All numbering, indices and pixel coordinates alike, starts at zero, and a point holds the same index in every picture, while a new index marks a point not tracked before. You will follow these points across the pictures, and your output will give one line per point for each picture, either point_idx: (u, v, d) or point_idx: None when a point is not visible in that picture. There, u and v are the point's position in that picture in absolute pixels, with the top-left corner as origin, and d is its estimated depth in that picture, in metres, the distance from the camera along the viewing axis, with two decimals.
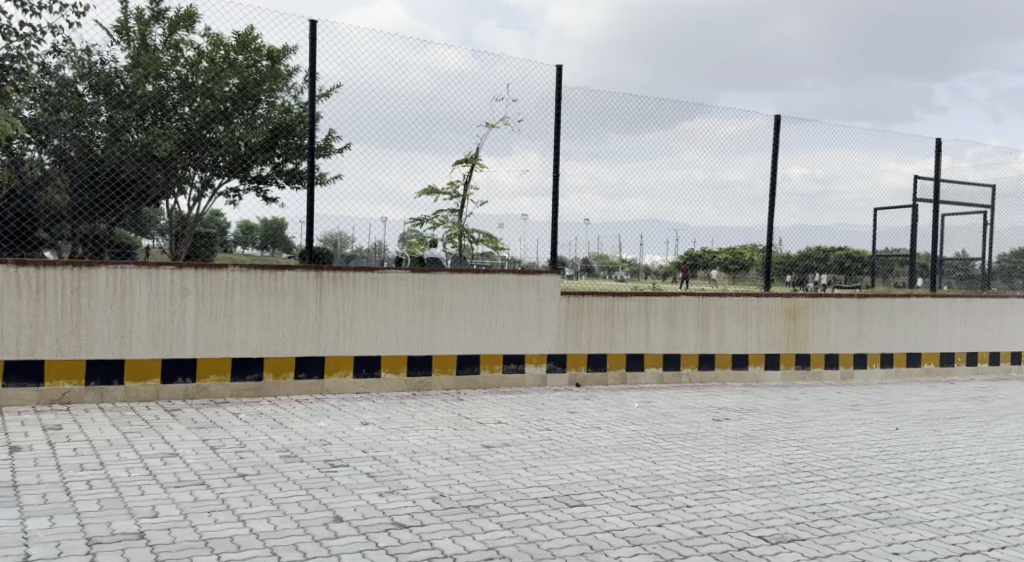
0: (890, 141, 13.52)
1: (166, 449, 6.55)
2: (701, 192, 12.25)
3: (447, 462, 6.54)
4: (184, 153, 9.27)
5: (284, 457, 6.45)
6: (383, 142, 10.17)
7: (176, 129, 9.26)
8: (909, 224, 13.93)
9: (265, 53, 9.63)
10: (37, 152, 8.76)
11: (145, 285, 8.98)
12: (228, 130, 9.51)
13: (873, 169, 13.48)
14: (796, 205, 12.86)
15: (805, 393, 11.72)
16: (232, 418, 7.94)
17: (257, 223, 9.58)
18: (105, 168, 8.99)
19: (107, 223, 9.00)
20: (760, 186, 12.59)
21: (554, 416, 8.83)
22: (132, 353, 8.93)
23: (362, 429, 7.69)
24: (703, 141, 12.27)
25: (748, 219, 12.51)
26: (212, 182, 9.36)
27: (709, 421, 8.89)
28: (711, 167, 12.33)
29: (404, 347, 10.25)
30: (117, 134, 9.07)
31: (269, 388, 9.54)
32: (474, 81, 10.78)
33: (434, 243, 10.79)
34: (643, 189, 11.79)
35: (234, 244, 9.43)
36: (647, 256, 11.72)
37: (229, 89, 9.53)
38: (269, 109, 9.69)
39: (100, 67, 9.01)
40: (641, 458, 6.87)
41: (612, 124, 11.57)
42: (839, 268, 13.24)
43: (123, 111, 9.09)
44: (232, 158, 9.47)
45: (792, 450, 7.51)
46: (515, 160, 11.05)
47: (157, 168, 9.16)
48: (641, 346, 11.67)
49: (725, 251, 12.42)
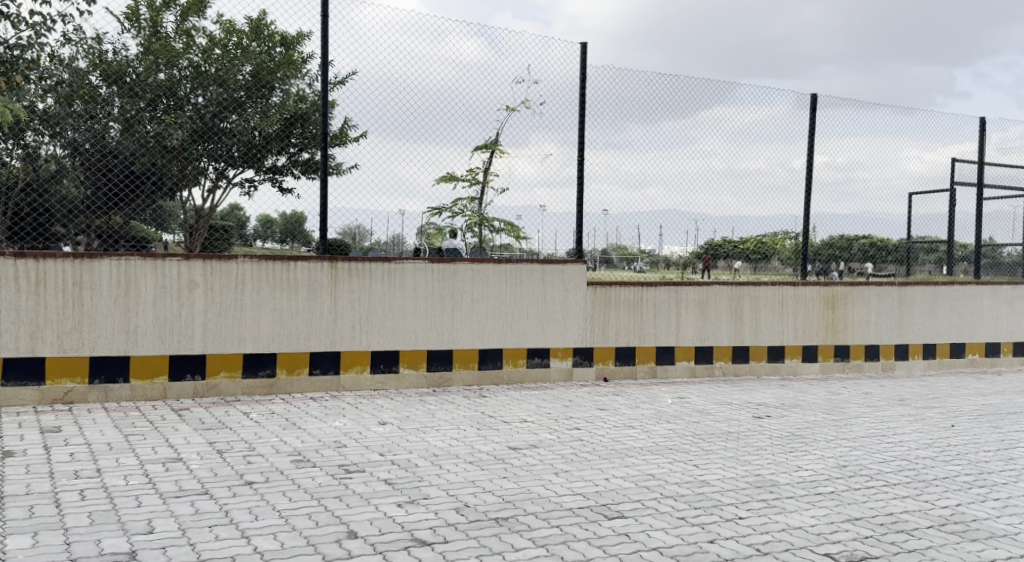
0: (921, 129, 12.94)
1: (169, 454, 6.07)
2: (721, 182, 11.69)
3: (472, 466, 6.04)
4: (200, 144, 8.59)
5: (295, 462, 5.96)
6: (399, 133, 9.73)
7: (190, 118, 8.60)
8: (948, 211, 13.36)
9: (278, 39, 9.07)
10: (51, 146, 8.18)
11: (150, 278, 8.54)
12: (242, 119, 8.83)
13: (895, 156, 12.84)
14: (828, 194, 12.26)
15: (847, 387, 11.16)
16: (241, 418, 7.47)
17: (278, 217, 9.09)
18: (121, 162, 8.34)
19: (122, 216, 8.43)
20: (783, 176, 11.99)
21: (584, 413, 8.33)
22: (137, 349, 8.49)
23: (380, 429, 7.20)
24: (728, 129, 11.73)
25: (766, 209, 11.92)
26: (226, 173, 8.67)
27: (750, 419, 8.38)
28: (731, 156, 11.78)
29: (424, 341, 9.75)
30: (132, 126, 8.40)
31: (282, 385, 9.08)
32: (495, 65, 10.33)
33: (453, 233, 10.29)
34: (661, 178, 11.25)
35: (255, 238, 8.97)
36: (666, 246, 11.16)
37: (243, 76, 8.91)
38: (283, 97, 9.02)
39: (112, 57, 8.43)
40: (682, 462, 6.38)
41: (635, 109, 11.03)
42: (862, 257, 12.50)
43: (135, 100, 8.45)
44: (245, 148, 8.80)
45: (843, 454, 6.98)
46: (533, 150, 10.47)
47: (173, 158, 8.41)
48: (671, 339, 11.14)
49: (745, 241, 11.78)
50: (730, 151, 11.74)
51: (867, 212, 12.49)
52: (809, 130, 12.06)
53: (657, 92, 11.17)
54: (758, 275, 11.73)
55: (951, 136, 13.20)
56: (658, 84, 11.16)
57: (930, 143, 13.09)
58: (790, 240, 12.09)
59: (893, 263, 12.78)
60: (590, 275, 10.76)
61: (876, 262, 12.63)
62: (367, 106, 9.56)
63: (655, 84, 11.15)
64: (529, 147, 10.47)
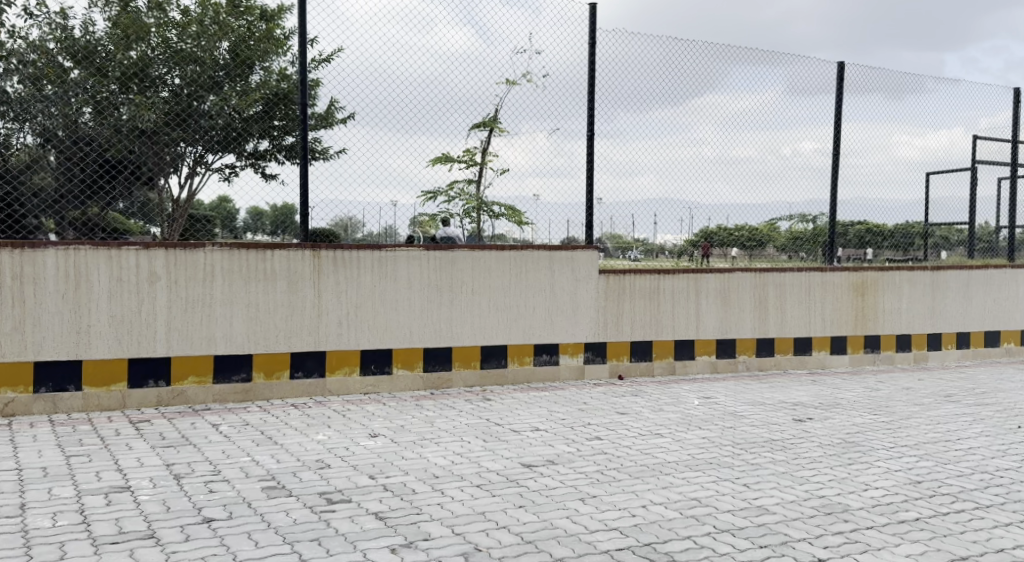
0: (929, 111, 11.78)
1: (115, 481, 5.01)
2: (713, 170, 10.47)
3: (480, 491, 5.00)
4: (177, 126, 7.74)
5: (266, 490, 4.92)
6: (388, 119, 8.66)
7: (166, 100, 7.75)
8: (969, 194, 12.28)
9: (257, 13, 8.19)
10: (22, 133, 7.29)
11: (104, 271, 7.48)
12: (220, 100, 7.97)
13: (885, 141, 11.45)
14: (849, 178, 11.19)
15: (883, 383, 10.18)
16: (209, 432, 6.42)
17: (268, 208, 8.10)
18: (95, 146, 7.47)
19: (99, 205, 7.53)
20: (773, 164, 10.82)
21: (604, 419, 7.32)
22: (91, 353, 7.43)
23: (372, 443, 6.17)
24: (715, 118, 10.46)
25: (761, 196, 10.76)
26: (204, 159, 7.82)
27: (791, 423, 7.40)
28: (722, 144, 10.52)
29: (420, 338, 8.72)
30: (106, 109, 7.55)
31: (260, 390, 8.03)
32: (498, 29, 9.25)
33: (448, 220, 9.16)
34: (653, 167, 10.08)
35: (244, 231, 8.00)
36: (661, 235, 10.09)
37: (220, 54, 8.00)
38: (265, 76, 8.16)
39: (80, 33, 7.56)
40: (729, 481, 5.38)
41: (639, 93, 9.97)
42: (858, 243, 11.29)
43: (102, 78, 7.58)
44: (224, 131, 7.94)
45: (913, 466, 5.99)
46: (525, 140, 9.44)
47: (149, 145, 7.63)
48: (691, 331, 10.15)
49: (741, 228, 10.65)
50: (739, 134, 10.63)
51: (897, 198, 11.54)
52: (836, 110, 11.07)
53: (665, 75, 10.13)
54: (782, 263, 10.71)
55: (961, 115, 12.03)
56: (667, 64, 10.12)
57: (938, 125, 11.89)
58: (804, 224, 10.94)
59: (885, 250, 11.57)
60: (606, 263, 9.73)
61: (875, 248, 11.47)
62: (356, 84, 8.51)
63: (663, 65, 10.10)
64: (523, 135, 9.43)
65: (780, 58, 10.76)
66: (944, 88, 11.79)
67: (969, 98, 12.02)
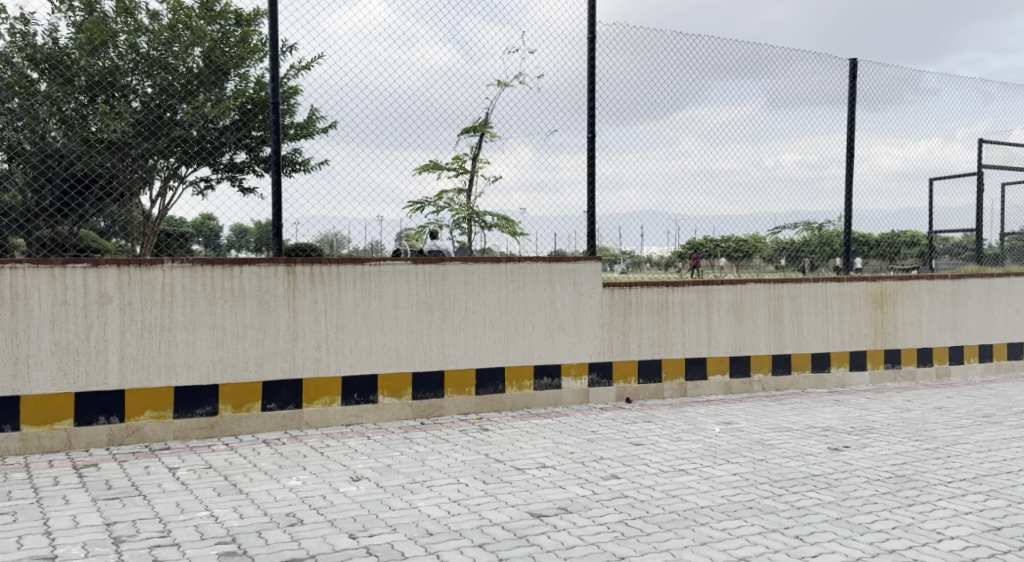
0: (909, 121, 10.72)
1: (39, 551, 4.11)
2: (696, 183, 9.51)
3: (484, 554, 4.13)
4: (149, 139, 6.88)
5: (224, 558, 4.03)
6: (360, 130, 7.71)
7: (136, 111, 6.85)
8: (976, 201, 11.33)
9: (232, 17, 7.34)
10: None
11: (45, 292, 6.59)
12: (193, 108, 7.12)
13: (867, 150, 10.43)
14: (864, 187, 10.39)
15: (913, 401, 9.35)
16: (163, 479, 5.52)
17: (253, 226, 7.34)
18: (65, 162, 6.52)
19: (70, 223, 6.63)
20: (756, 175, 9.83)
21: (618, 452, 6.46)
22: (31, 388, 6.54)
23: (354, 490, 5.29)
24: (702, 129, 9.57)
25: (746, 207, 9.74)
26: (178, 171, 6.98)
27: (827, 454, 6.56)
28: (706, 156, 9.60)
29: (407, 363, 7.84)
30: (74, 122, 6.58)
31: (229, 425, 7.13)
32: (489, 24, 8.46)
33: (438, 232, 8.23)
34: (637, 179, 9.12)
35: (228, 249, 7.22)
36: (647, 247, 9.10)
37: (193, 62, 7.17)
38: (241, 84, 7.30)
39: (42, 40, 6.68)
40: (781, 533, 4.53)
41: (629, 99, 9.12)
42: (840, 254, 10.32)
43: (68, 87, 6.64)
44: (198, 143, 7.07)
45: (984, 507, 5.15)
46: (512, 155, 8.51)
47: (113, 157, 6.65)
48: (703, 348, 9.32)
49: (728, 239, 9.62)
50: (725, 146, 9.71)
51: (910, 207, 10.73)
52: (848, 121, 10.32)
53: (658, 73, 9.29)
54: (789, 276, 9.87)
55: (943, 124, 10.95)
56: (662, 67, 9.30)
57: (920, 133, 10.82)
58: (808, 232, 10.12)
59: (873, 259, 10.52)
60: (606, 276, 8.88)
61: (862, 257, 10.43)
62: (340, 91, 7.65)
63: (658, 67, 9.27)
64: (511, 146, 8.49)
65: (795, 53, 9.99)
66: (927, 99, 10.80)
67: (956, 104, 11.02)
